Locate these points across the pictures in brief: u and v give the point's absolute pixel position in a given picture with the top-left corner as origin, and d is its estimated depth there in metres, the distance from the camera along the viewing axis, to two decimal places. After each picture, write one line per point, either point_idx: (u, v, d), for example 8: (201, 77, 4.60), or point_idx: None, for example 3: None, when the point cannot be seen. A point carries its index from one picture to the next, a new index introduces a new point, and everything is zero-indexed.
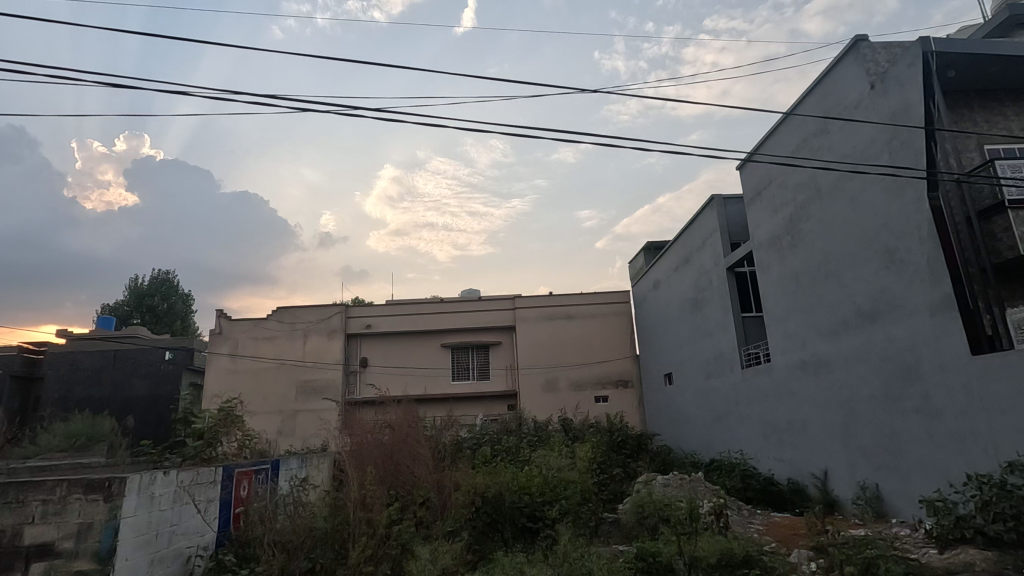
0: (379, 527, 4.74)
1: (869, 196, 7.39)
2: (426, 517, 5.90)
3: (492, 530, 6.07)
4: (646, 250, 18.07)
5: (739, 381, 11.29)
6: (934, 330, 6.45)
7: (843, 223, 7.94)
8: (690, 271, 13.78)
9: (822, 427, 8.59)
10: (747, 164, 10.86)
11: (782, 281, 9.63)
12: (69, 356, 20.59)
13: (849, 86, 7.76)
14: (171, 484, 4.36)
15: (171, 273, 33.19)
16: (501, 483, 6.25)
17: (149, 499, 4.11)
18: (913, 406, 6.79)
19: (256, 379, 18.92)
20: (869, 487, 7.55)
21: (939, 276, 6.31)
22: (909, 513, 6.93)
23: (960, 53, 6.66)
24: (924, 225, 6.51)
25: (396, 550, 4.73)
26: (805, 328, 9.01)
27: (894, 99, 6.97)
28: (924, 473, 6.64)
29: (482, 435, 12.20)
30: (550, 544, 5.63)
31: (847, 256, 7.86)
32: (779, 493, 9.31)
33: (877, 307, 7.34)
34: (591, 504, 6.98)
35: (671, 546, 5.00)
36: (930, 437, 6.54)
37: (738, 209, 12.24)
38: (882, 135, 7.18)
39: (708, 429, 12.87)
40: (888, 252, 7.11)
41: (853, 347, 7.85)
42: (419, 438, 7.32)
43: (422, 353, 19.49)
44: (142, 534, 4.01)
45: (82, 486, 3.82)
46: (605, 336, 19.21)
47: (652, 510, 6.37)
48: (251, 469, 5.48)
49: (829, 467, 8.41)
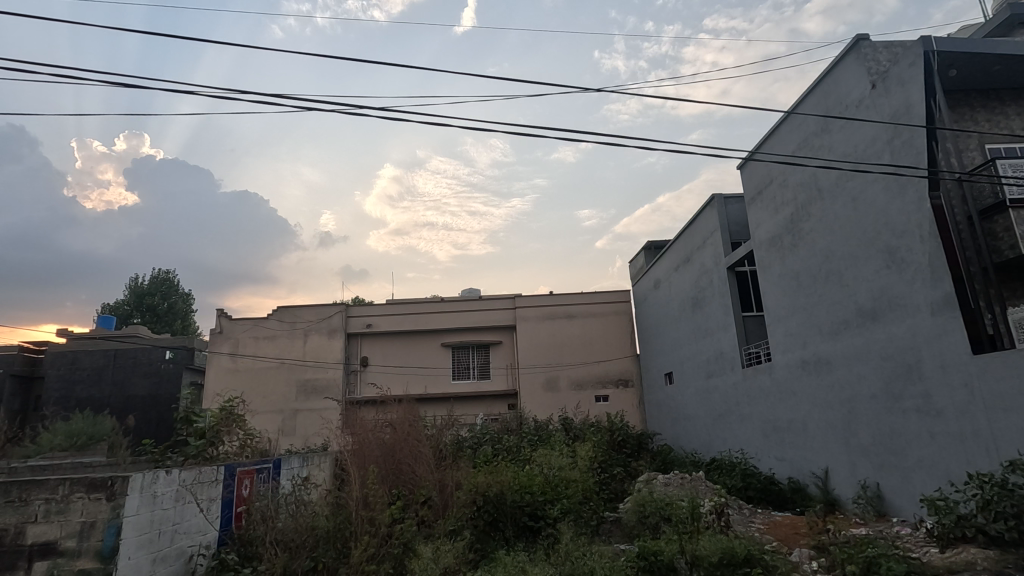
0: (381, 526, 4.73)
1: (870, 196, 7.40)
2: (428, 516, 5.89)
3: (493, 530, 6.08)
4: (646, 250, 18.09)
5: (739, 380, 11.30)
6: (935, 329, 6.46)
7: (844, 222, 7.95)
8: (691, 271, 13.78)
9: (823, 427, 8.59)
10: (748, 163, 10.87)
11: (783, 280, 9.63)
12: (69, 355, 20.59)
13: (850, 86, 7.76)
14: (173, 483, 4.37)
15: (172, 272, 33.19)
16: (502, 482, 6.19)
17: (151, 498, 4.12)
18: (914, 405, 6.79)
19: (257, 378, 18.92)
20: (870, 486, 7.56)
21: (940, 276, 6.32)
22: (911, 512, 6.93)
23: (961, 52, 6.66)
24: (925, 224, 6.51)
25: (399, 549, 4.70)
26: (806, 328, 9.01)
27: (895, 99, 6.97)
28: (925, 472, 6.65)
29: (483, 434, 12.19)
30: (552, 543, 5.63)
31: (848, 255, 7.87)
32: (779, 492, 9.32)
33: (878, 306, 7.34)
34: (592, 504, 6.98)
35: (673, 545, 5.02)
36: (931, 436, 6.55)
37: (738, 208, 12.25)
38: (883, 134, 7.19)
39: (708, 428, 12.89)
40: (889, 251, 7.11)
41: (854, 346, 7.86)
42: (421, 438, 7.33)
43: (422, 352, 19.50)
44: (144, 533, 4.02)
45: (85, 485, 3.83)
46: (606, 335, 19.21)
47: (653, 509, 6.39)
48: (253, 468, 5.48)
49: (830, 466, 8.42)
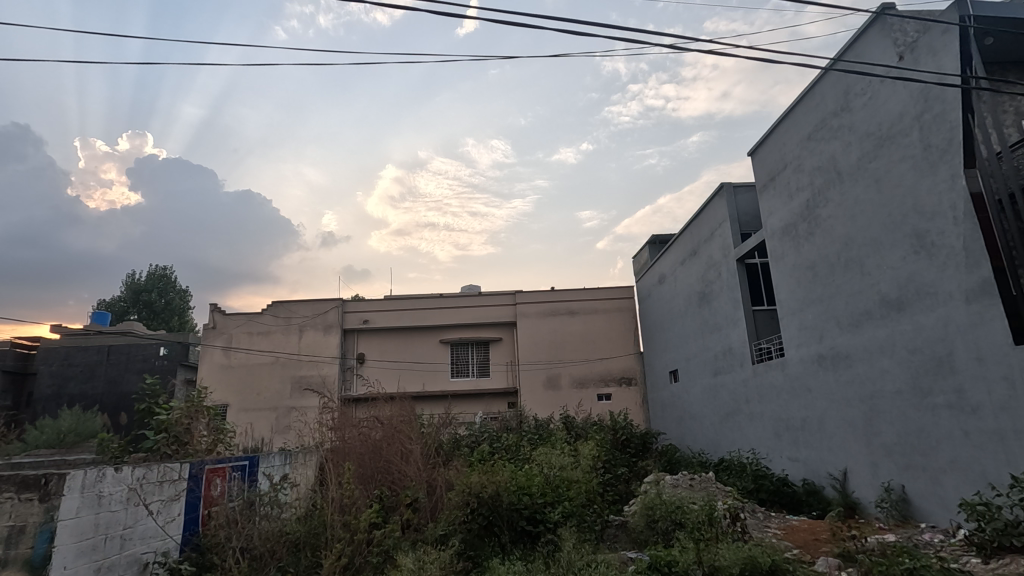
0: (359, 532, 4.21)
1: (896, 176, 6.89)
2: (414, 520, 5.41)
3: (488, 534, 5.54)
4: (650, 244, 17.52)
5: (750, 377, 10.78)
6: (970, 319, 5.94)
7: (865, 206, 7.45)
8: (698, 263, 13.24)
9: (842, 424, 8.08)
10: (760, 149, 10.35)
11: (798, 271, 9.11)
12: (60, 351, 20.12)
13: (874, 59, 7.27)
14: (123, 483, 3.86)
15: (168, 269, 32.80)
16: (498, 483, 5.67)
17: (95, 498, 3.62)
18: (944, 401, 6.28)
19: (251, 374, 18.43)
20: (894, 490, 7.05)
21: (977, 260, 5.81)
22: (942, 517, 6.41)
23: (1003, 17, 6.06)
24: (960, 204, 6.00)
25: (378, 557, 4.20)
26: (823, 319, 8.48)
27: (925, 71, 6.47)
28: (961, 475, 6.11)
29: (482, 432, 11.71)
30: (552, 551, 5.08)
31: (872, 242, 7.34)
32: (793, 494, 8.80)
33: (904, 295, 6.82)
34: (597, 506, 6.42)
35: (688, 552, 4.53)
36: (965, 436, 6.03)
37: (748, 197, 11.68)
38: (911, 109, 6.68)
39: (715, 427, 12.40)
40: (917, 235, 6.59)
41: (876, 339, 7.34)
42: (412, 433, 6.85)
43: (420, 348, 18.98)
44: (86, 538, 3.53)
45: (15, 483, 3.30)
46: (609, 332, 18.68)
47: (662, 513, 5.81)
48: (224, 466, 4.98)
49: (849, 467, 7.92)
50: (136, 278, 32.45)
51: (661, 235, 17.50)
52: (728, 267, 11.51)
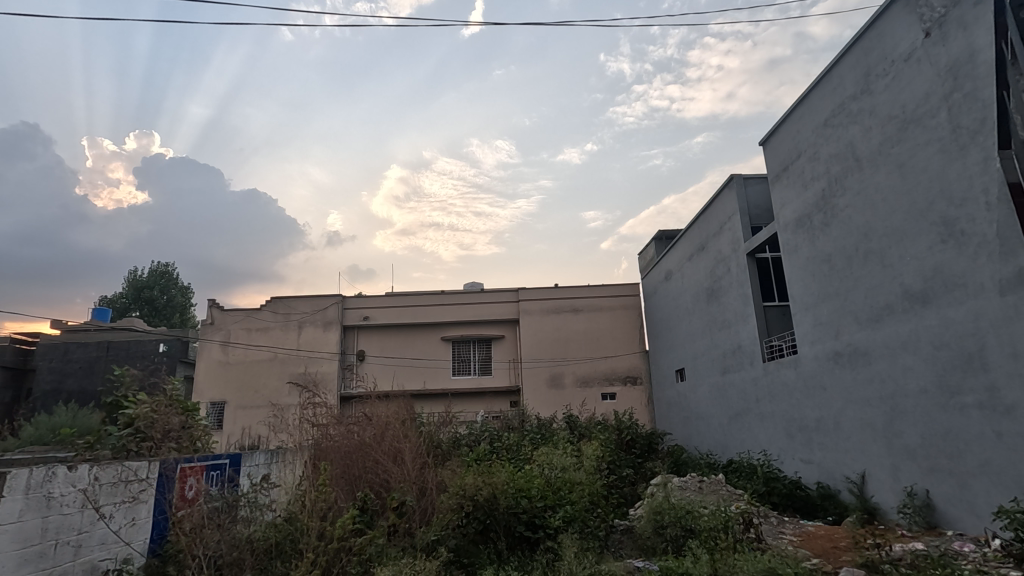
0: (335, 541, 3.83)
1: (921, 161, 6.47)
2: (402, 526, 5.02)
3: (484, 541, 5.18)
4: (657, 240, 17.06)
5: (760, 376, 10.36)
6: (1004, 312, 5.50)
7: (887, 194, 7.02)
8: (706, 258, 12.79)
9: (861, 425, 7.65)
10: (772, 138, 9.93)
11: (813, 264, 8.68)
12: (58, 347, 19.88)
13: (898, 37, 6.85)
14: (77, 483, 3.51)
15: (169, 265, 32.63)
16: (494, 484, 5.29)
17: (43, 500, 3.27)
18: (975, 401, 5.86)
19: (248, 371, 18.08)
20: (918, 495, 6.63)
21: (1012, 248, 5.38)
22: (971, 525, 5.99)
23: None
24: (993, 187, 5.57)
25: (358, 568, 3.84)
26: (840, 315, 8.05)
27: (954, 46, 6.04)
28: (993, 479, 5.69)
29: (482, 431, 11.33)
30: (552, 560, 4.70)
31: (895, 232, 6.91)
32: (807, 498, 8.39)
33: (929, 287, 6.39)
34: (601, 511, 6.01)
35: (701, 563, 4.16)
36: (998, 438, 5.60)
37: (759, 189, 11.24)
38: (939, 88, 6.25)
39: (724, 428, 11.98)
40: (945, 222, 6.17)
41: (898, 334, 6.92)
42: (405, 432, 6.50)
43: (420, 346, 18.60)
44: (33, 544, 3.18)
45: None
46: (613, 330, 18.27)
47: (672, 519, 5.39)
48: (201, 464, 4.66)
49: (868, 470, 7.51)
50: (138, 275, 32.24)
51: (668, 231, 17.04)
52: (738, 261, 11.06)
